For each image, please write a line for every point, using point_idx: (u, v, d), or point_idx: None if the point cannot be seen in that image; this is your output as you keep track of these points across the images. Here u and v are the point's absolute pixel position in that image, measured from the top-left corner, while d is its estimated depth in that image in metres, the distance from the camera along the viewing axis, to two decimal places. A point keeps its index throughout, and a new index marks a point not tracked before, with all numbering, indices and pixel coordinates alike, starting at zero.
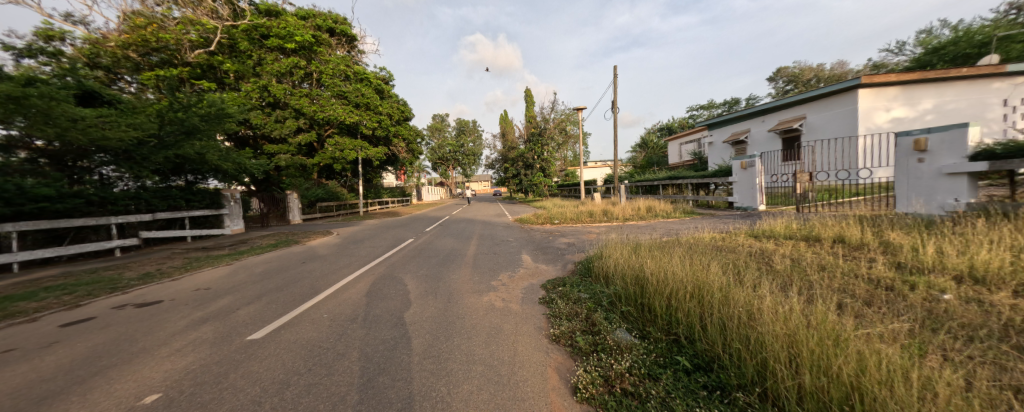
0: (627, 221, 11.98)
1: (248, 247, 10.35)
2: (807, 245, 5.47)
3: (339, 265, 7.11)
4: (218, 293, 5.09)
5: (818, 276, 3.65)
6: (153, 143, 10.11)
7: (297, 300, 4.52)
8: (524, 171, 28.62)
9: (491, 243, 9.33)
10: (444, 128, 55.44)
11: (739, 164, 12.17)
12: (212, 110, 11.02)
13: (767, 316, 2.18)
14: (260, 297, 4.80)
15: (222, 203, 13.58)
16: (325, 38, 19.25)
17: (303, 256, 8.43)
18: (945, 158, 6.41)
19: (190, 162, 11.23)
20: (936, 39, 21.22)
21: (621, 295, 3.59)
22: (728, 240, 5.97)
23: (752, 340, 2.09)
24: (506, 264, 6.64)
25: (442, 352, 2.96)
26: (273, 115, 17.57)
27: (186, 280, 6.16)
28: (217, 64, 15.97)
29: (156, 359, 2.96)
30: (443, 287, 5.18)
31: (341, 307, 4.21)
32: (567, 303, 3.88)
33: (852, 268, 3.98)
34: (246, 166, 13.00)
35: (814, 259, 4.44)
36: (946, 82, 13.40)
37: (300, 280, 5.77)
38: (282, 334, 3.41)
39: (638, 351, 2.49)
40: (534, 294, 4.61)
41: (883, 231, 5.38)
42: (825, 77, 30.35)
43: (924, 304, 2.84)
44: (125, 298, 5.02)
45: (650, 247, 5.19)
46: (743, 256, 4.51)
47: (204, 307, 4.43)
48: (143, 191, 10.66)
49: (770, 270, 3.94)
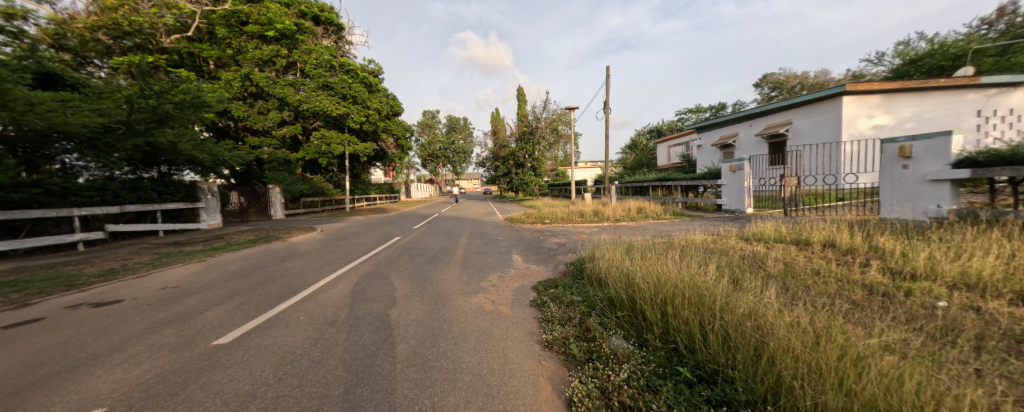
0: (617, 222, 11.96)
1: (224, 242, 9.86)
2: (797, 248, 5.47)
3: (321, 263, 6.78)
4: (186, 293, 4.73)
5: (814, 281, 3.62)
6: (122, 130, 9.43)
7: (273, 301, 4.23)
8: (516, 169, 28.46)
9: (481, 242, 9.15)
10: (435, 124, 54.52)
11: (728, 167, 12.29)
12: (187, 97, 10.25)
13: (777, 328, 2.03)
14: (232, 297, 4.47)
15: (198, 196, 12.96)
16: (308, 26, 18.45)
17: (283, 253, 8.04)
18: (929, 165, 6.49)
19: (164, 152, 10.61)
20: (914, 51, 22.01)
21: (614, 300, 3.41)
22: (719, 242, 5.92)
23: (758, 353, 1.97)
24: (496, 264, 6.43)
25: (427, 360, 2.76)
26: (255, 106, 16.96)
27: (152, 277, 5.75)
28: (197, 51, 15.63)
29: (106, 367, 2.67)
30: (430, 288, 4.94)
31: (320, 309, 3.93)
32: (559, 307, 3.72)
33: (848, 273, 3.96)
34: (224, 157, 12.47)
35: (806, 263, 4.43)
36: (926, 92, 13.82)
37: (277, 278, 5.44)
38: (252, 339, 3.13)
39: (636, 360, 2.34)
40: (525, 296, 4.45)
41: (873, 236, 5.41)
42: (809, 85, 31.23)
43: (923, 311, 2.81)
44: (81, 297, 4.62)
45: (643, 248, 5.10)
46: (737, 259, 4.44)
47: (167, 308, 4.10)
48: (109, 182, 10.05)
49: (765, 273, 3.88)
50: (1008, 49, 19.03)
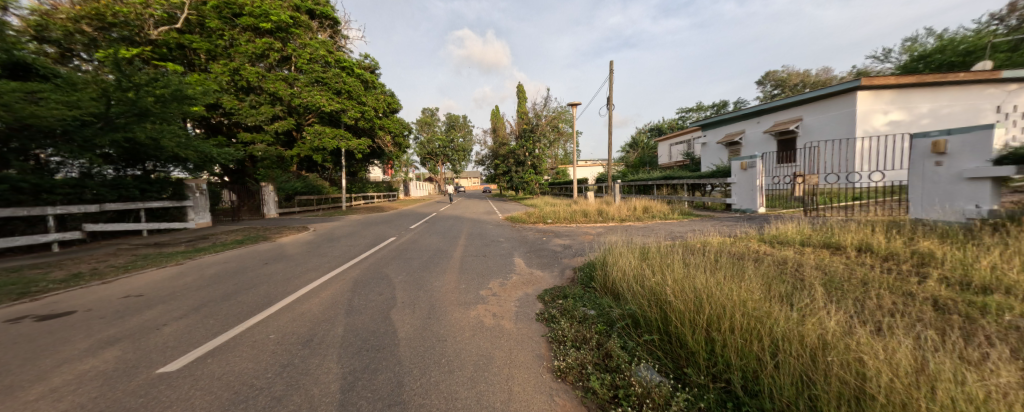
0: (622, 222, 11.46)
1: (209, 243, 9.28)
2: (828, 252, 4.99)
3: (307, 267, 6.24)
4: (149, 302, 4.19)
5: (863, 295, 3.14)
6: (99, 124, 8.78)
7: (243, 315, 3.69)
8: (515, 168, 27.91)
9: (480, 242, 8.65)
10: (434, 122, 54.04)
11: (739, 165, 11.77)
12: (169, 90, 9.66)
13: (887, 387, 1.49)
14: (198, 308, 3.92)
15: (186, 195, 12.41)
16: (303, 20, 17.85)
17: (268, 255, 7.46)
18: (966, 161, 5.98)
19: (145, 148, 10.04)
20: (922, 47, 21.56)
21: (637, 318, 2.90)
22: (740, 246, 5.39)
23: (855, 408, 1.47)
24: (497, 269, 5.88)
25: (413, 396, 2.23)
26: (247, 100, 16.44)
27: (118, 283, 5.20)
28: (187, 42, 15.09)
29: (15, 406, 2.13)
30: (423, 297, 4.42)
31: (295, 325, 3.38)
32: (570, 323, 3.23)
33: (901, 285, 3.45)
34: (212, 155, 11.92)
35: (847, 271, 3.94)
36: (943, 87, 13.27)
37: (255, 285, 4.91)
38: (207, 365, 2.59)
39: (678, 406, 1.81)
40: (530, 308, 3.94)
41: (914, 241, 4.89)
42: (811, 83, 30.90)
43: (1015, 335, 2.32)
44: (28, 308, 4.07)
45: (659, 253, 4.63)
46: (770, 267, 3.92)
47: (122, 321, 3.56)
48: (88, 180, 9.57)
49: (808, 285, 3.37)
50: (1019, 46, 18.56)
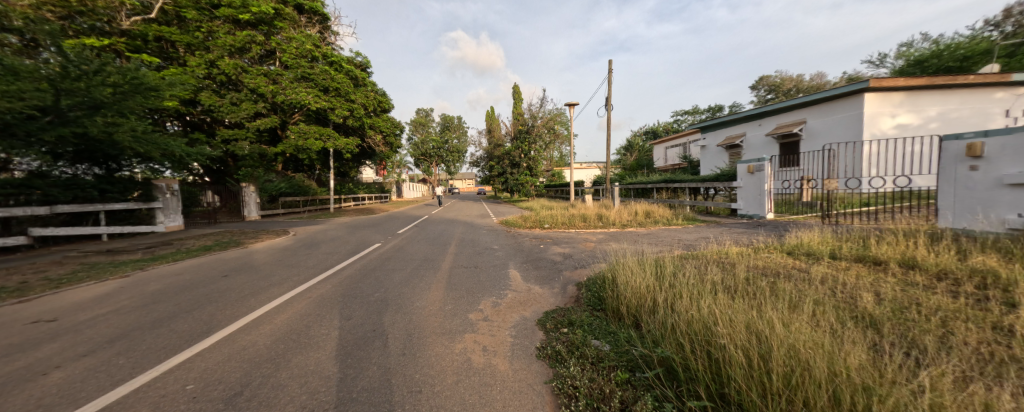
0: (624, 227, 10.83)
1: (171, 249, 8.40)
2: (869, 268, 4.37)
3: (273, 281, 5.45)
4: (57, 330, 3.39)
5: (943, 331, 2.47)
6: (47, 118, 7.93)
7: (165, 351, 2.91)
8: (510, 169, 27.20)
9: (472, 250, 7.93)
10: (429, 123, 53.29)
11: (746, 168, 11.21)
12: (126, 80, 8.76)
13: None
14: (113, 341, 3.14)
15: (154, 196, 11.33)
16: (287, 12, 16.97)
17: (233, 264, 6.66)
18: (1007, 166, 5.35)
19: (101, 145, 9.17)
20: (918, 52, 21.36)
21: (673, 367, 2.19)
22: (766, 259, 4.75)
23: None
24: (489, 285, 5.12)
25: None
26: (226, 96, 15.48)
27: (38, 302, 4.39)
28: (162, 34, 14.23)
29: None
30: (399, 323, 3.68)
31: (227, 369, 2.63)
32: (580, 366, 2.51)
33: (981, 316, 2.79)
34: (182, 153, 10.96)
35: (907, 297, 3.29)
36: (952, 89, 12.89)
37: (200, 305, 4.13)
38: None
39: None
40: (529, 339, 3.24)
41: (968, 256, 4.28)
42: (805, 88, 30.82)
43: None
44: None
45: (679, 269, 3.94)
46: (816, 291, 3.24)
47: (6, 360, 2.78)
48: (37, 179, 8.77)
49: (875, 318, 2.69)
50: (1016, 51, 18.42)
